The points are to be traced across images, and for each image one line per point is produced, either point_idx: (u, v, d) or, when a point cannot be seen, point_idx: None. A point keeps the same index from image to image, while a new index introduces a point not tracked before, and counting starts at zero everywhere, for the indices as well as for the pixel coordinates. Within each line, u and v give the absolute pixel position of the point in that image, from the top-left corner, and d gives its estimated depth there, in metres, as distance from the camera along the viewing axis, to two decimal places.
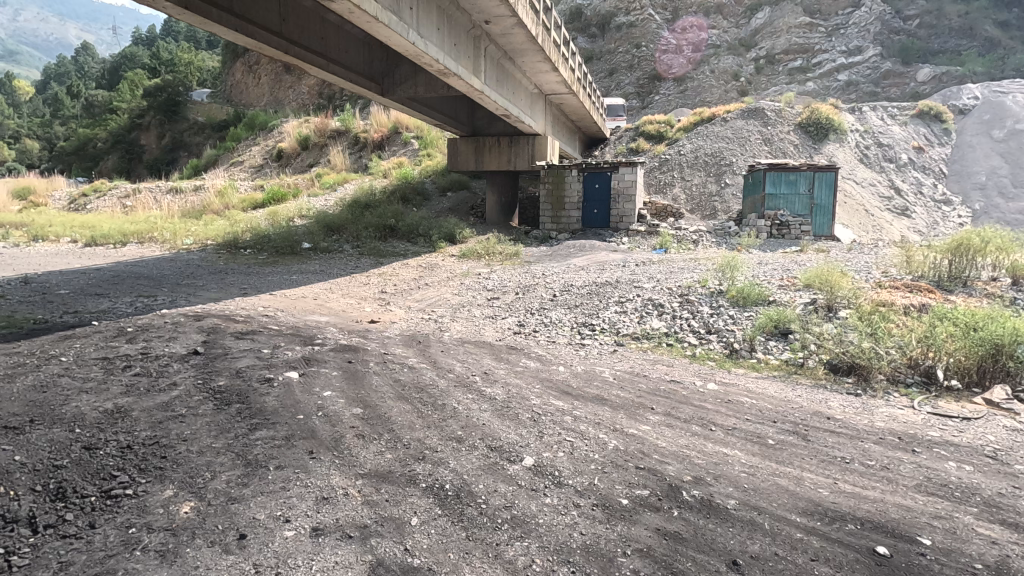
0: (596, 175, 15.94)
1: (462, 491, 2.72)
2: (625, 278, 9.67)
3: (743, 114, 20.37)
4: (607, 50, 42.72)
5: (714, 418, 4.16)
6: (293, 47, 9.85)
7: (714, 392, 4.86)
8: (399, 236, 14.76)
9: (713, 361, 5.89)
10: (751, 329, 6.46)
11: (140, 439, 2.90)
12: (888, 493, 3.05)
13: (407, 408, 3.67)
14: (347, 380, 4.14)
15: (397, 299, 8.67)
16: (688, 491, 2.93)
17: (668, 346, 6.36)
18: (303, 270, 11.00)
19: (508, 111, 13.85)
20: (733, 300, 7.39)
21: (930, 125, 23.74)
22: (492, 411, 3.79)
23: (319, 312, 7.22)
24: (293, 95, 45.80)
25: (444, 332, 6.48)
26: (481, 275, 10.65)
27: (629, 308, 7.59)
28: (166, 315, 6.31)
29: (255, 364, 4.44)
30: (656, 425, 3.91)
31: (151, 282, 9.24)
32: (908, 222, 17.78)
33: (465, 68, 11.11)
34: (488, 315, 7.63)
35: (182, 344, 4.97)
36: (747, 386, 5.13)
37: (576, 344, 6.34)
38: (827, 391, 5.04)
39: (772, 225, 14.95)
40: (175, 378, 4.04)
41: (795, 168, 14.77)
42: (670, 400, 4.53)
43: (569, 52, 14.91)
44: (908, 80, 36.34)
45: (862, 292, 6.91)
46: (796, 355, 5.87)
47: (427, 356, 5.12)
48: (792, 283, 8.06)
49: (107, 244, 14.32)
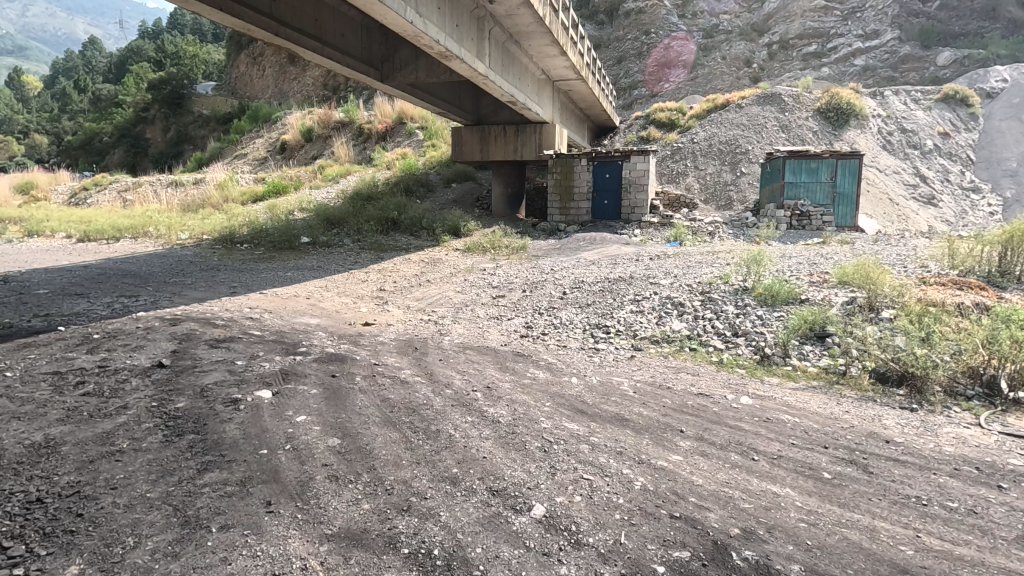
0: (606, 165, 15.32)
1: (453, 559, 2.14)
2: (639, 274, 9.04)
3: (759, 99, 19.58)
4: (616, 36, 41.67)
5: (754, 443, 3.56)
6: (284, 28, 9.19)
7: (748, 409, 4.25)
8: (402, 230, 14.22)
9: (743, 368, 5.28)
10: (783, 332, 5.83)
11: (56, 489, 2.36)
12: (986, 552, 2.46)
13: (394, 436, 3.11)
14: (326, 401, 3.55)
15: (396, 297, 8.14)
16: (739, 552, 2.33)
17: (691, 351, 5.75)
18: (300, 266, 10.48)
19: (514, 97, 13.15)
20: (760, 298, 6.74)
21: (955, 110, 22.73)
22: (495, 438, 3.21)
23: (310, 314, 6.67)
24: (298, 86, 45.28)
25: (445, 336, 5.92)
26: (486, 271, 10.05)
27: (645, 307, 6.99)
28: (142, 319, 5.79)
29: (226, 380, 3.87)
30: (688, 454, 3.32)
31: (136, 281, 8.70)
32: (935, 211, 16.94)
33: (467, 49, 10.40)
34: (493, 315, 7.04)
35: (147, 355, 4.42)
36: (784, 400, 4.52)
37: (589, 349, 5.74)
38: (875, 406, 4.42)
39: (792, 215, 14.20)
40: (128, 398, 3.48)
41: (817, 156, 14.03)
42: (700, 419, 3.94)
43: (578, 36, 14.22)
44: (927, 64, 35.13)
45: (907, 288, 6.22)
46: (837, 362, 5.24)
47: (422, 367, 4.54)
48: (823, 279, 7.36)
49: (101, 240, 13.83)
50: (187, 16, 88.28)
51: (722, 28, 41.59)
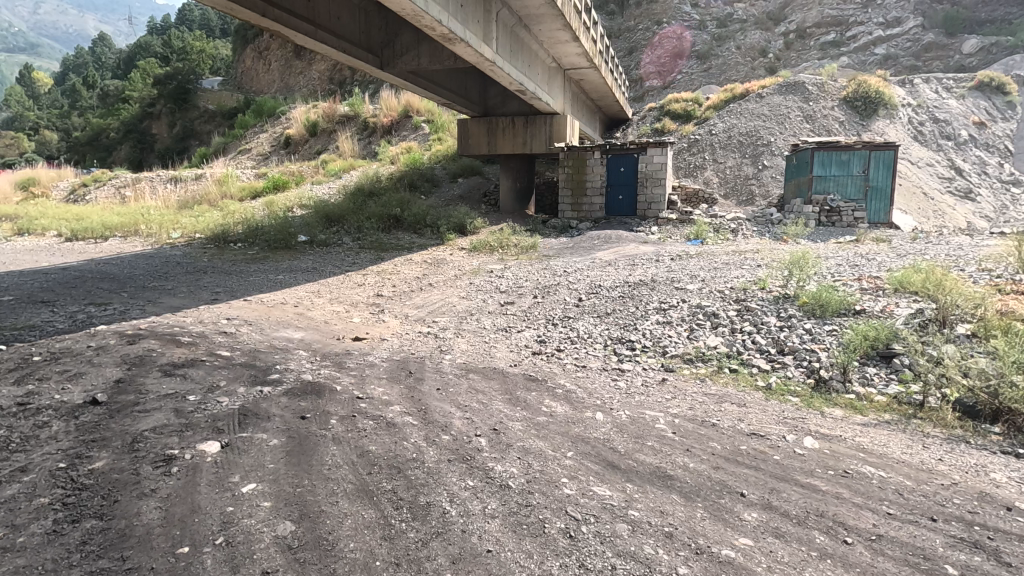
0: (621, 158, 14.46)
1: None
2: (662, 277, 8.21)
3: (781, 89, 18.62)
4: (627, 27, 40.70)
5: (841, 514, 2.74)
6: (275, 11, 8.31)
7: (817, 458, 3.42)
8: (405, 227, 13.45)
9: (796, 397, 4.45)
10: (840, 351, 5.00)
11: None
12: None
13: (368, 518, 2.34)
14: (288, 457, 2.78)
15: (393, 304, 7.35)
16: None
17: (732, 373, 4.95)
18: (293, 268, 9.75)
19: (523, 85, 12.29)
20: (806, 309, 5.89)
21: (991, 98, 21.58)
22: (503, 517, 2.44)
23: (294, 326, 5.91)
24: (303, 79, 44.61)
25: (446, 353, 5.15)
26: (493, 273, 9.30)
27: (673, 318, 6.15)
28: (101, 334, 5.06)
29: (167, 425, 3.09)
30: (759, 535, 2.51)
31: (113, 286, 7.98)
32: (973, 206, 15.94)
33: (473, 32, 9.56)
34: (501, 327, 6.25)
35: (83, 388, 3.66)
36: (858, 442, 3.69)
37: (611, 370, 4.95)
38: (968, 451, 3.58)
39: (821, 211, 13.33)
40: (34, 456, 2.73)
41: (847, 147, 13.13)
42: (761, 474, 3.13)
43: (592, 21, 13.29)
44: (952, 53, 33.89)
45: (985, 297, 5.36)
46: (910, 391, 4.41)
47: (414, 401, 3.74)
48: (877, 285, 6.50)
49: (89, 239, 13.16)
50: (194, 11, 87.57)
51: (737, 16, 40.32)
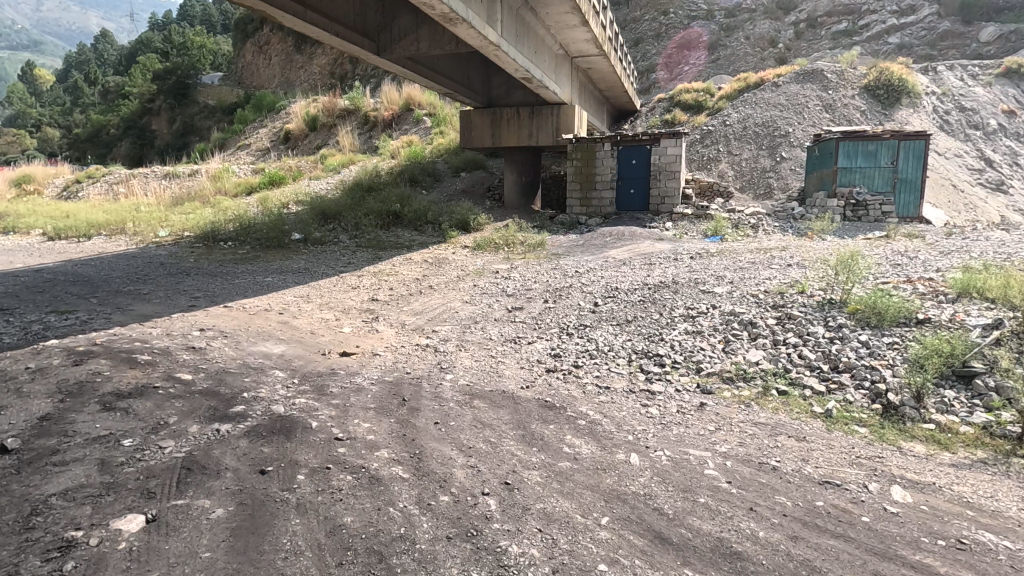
0: (633, 150, 13.68)
1: None
2: (683, 278, 7.44)
3: (799, 77, 17.78)
4: (632, 18, 39.80)
5: None
6: None
7: (916, 519, 2.68)
8: (405, 223, 12.72)
9: (865, 428, 3.71)
10: (909, 368, 4.25)
11: None
12: None
13: None
14: (233, 538, 2.09)
15: (389, 310, 6.64)
16: None
17: (782, 395, 4.21)
18: (285, 269, 9.06)
19: (529, 72, 11.51)
20: (859, 317, 5.14)
21: (1018, 85, 20.67)
22: None
23: (275, 338, 5.19)
24: (303, 73, 43.89)
25: (448, 372, 4.42)
26: (499, 273, 8.58)
27: (704, 327, 5.42)
28: (48, 352, 4.37)
29: (84, 487, 2.38)
30: None
31: (85, 290, 7.29)
32: (1005, 199, 15.13)
33: (476, 14, 8.78)
34: (510, 338, 5.51)
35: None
36: (957, 492, 2.96)
37: (640, 392, 4.21)
38: None
39: (846, 205, 12.54)
40: None
41: (874, 137, 12.31)
42: (853, 549, 2.40)
43: (602, 5, 12.45)
44: (969, 41, 32.95)
45: None
46: (1002, 420, 3.68)
47: (408, 442, 3.02)
48: (936, 288, 5.73)
49: (72, 238, 12.50)
50: (196, 8, 86.93)
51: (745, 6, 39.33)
